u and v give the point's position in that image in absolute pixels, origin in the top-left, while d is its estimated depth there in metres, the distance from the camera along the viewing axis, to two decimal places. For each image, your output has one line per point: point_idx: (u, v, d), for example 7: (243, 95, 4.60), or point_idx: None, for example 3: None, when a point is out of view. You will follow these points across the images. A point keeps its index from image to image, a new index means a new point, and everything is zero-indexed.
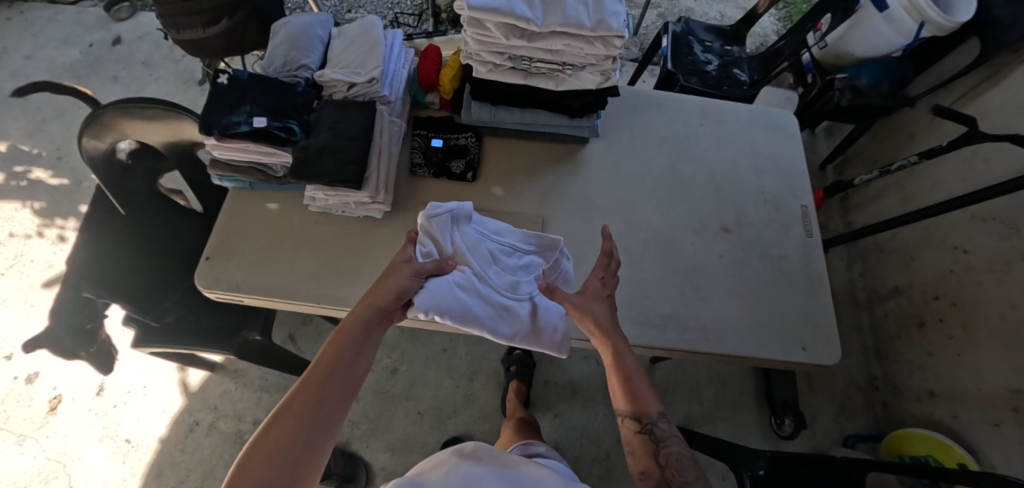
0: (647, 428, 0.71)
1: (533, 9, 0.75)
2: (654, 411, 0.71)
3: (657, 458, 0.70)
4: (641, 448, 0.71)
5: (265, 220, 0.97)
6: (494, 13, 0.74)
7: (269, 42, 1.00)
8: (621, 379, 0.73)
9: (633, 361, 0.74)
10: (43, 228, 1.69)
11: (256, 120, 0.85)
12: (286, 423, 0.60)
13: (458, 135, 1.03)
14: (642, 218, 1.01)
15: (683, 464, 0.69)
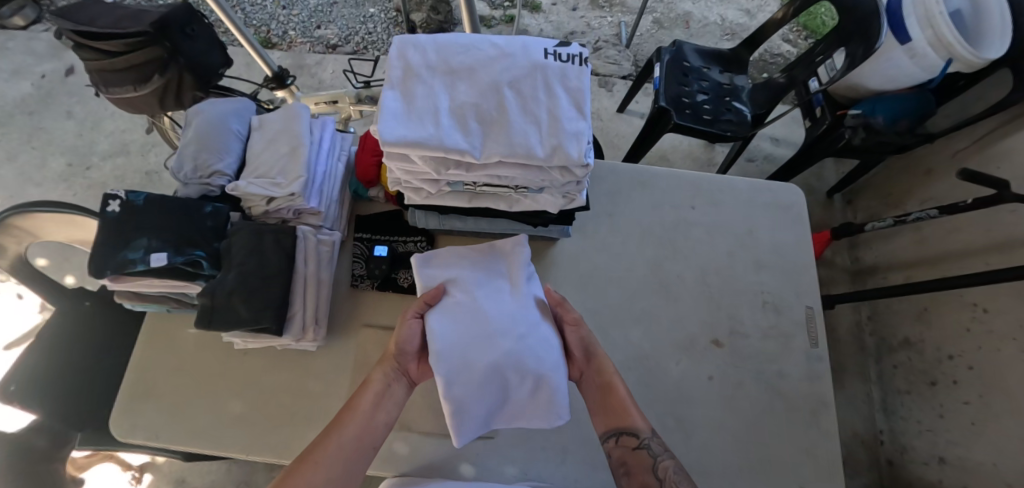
0: (641, 443, 0.72)
1: (469, 136, 0.60)
2: (642, 426, 0.73)
3: (656, 475, 0.70)
4: (639, 464, 0.71)
5: (186, 351, 0.85)
6: (417, 146, 0.59)
7: (180, 138, 0.86)
8: (610, 396, 0.75)
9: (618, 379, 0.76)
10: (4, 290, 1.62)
11: (154, 257, 0.72)
12: (309, 474, 0.65)
13: (406, 239, 0.90)
14: (620, 335, 0.88)
15: (680, 478, 0.69)
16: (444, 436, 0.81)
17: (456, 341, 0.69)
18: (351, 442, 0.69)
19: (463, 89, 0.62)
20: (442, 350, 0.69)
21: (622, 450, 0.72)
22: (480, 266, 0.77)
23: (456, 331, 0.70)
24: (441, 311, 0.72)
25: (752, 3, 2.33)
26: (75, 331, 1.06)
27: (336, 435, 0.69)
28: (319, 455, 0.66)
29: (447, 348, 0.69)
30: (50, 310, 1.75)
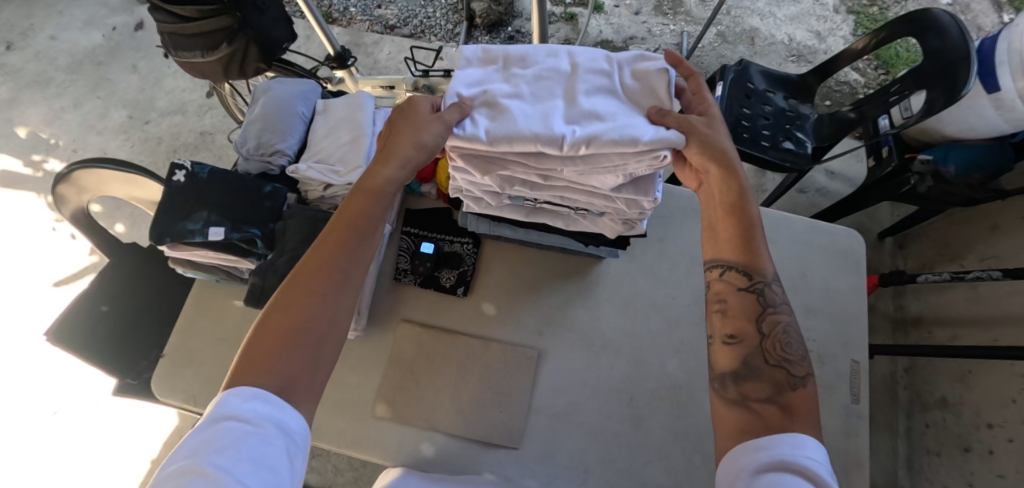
0: (756, 286, 0.67)
1: (513, 92, 0.62)
2: (770, 269, 0.68)
3: (759, 326, 0.66)
4: (742, 309, 0.67)
5: (228, 324, 0.87)
6: (515, 138, 0.58)
7: (246, 115, 0.88)
8: (736, 219, 0.69)
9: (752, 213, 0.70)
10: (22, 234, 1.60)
11: (212, 231, 0.74)
12: (304, 298, 0.62)
13: (453, 239, 0.91)
14: (656, 363, 0.87)
15: (790, 337, 0.66)
16: (469, 440, 0.81)
17: (612, 107, 0.60)
18: (351, 255, 0.65)
19: (479, 92, 0.62)
20: (629, 122, 0.58)
21: (729, 290, 0.68)
22: (511, 85, 0.63)
23: (596, 105, 0.60)
24: (599, 117, 0.59)
25: (824, 25, 2.23)
26: (125, 283, 1.10)
27: (334, 255, 0.64)
28: (322, 285, 0.62)
29: (623, 115, 0.59)
30: (100, 255, 1.83)
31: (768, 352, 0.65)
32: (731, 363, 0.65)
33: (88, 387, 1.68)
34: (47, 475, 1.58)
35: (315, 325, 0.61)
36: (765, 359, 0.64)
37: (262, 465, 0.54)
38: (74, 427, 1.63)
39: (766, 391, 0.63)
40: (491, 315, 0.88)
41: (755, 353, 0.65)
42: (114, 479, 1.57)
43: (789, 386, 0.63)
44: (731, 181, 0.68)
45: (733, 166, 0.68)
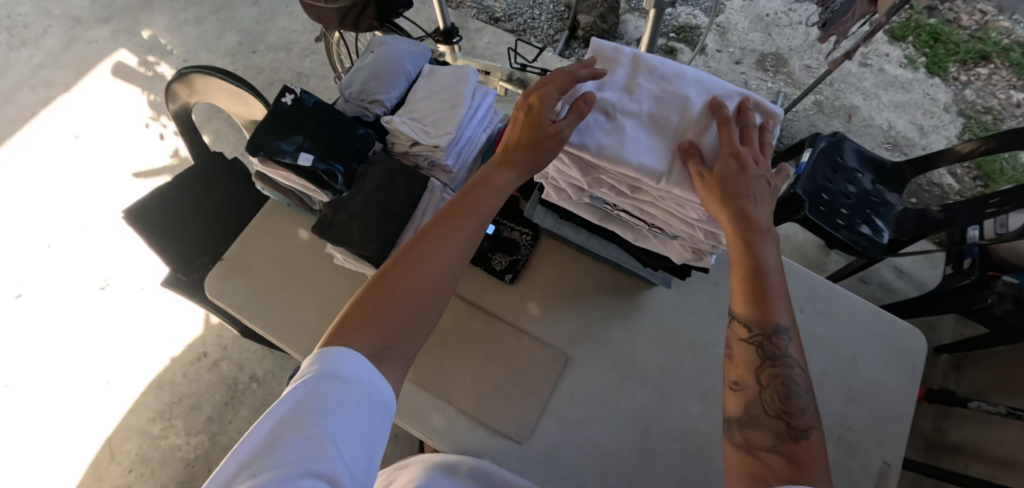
0: (759, 338, 0.62)
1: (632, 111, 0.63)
2: (784, 322, 0.61)
3: (758, 376, 0.62)
4: (742, 358, 0.63)
5: (288, 247, 0.91)
6: (621, 163, 0.61)
7: (357, 61, 0.92)
8: (745, 276, 0.63)
9: (772, 264, 0.63)
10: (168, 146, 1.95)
11: (303, 156, 0.78)
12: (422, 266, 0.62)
13: (515, 227, 0.93)
14: (679, 404, 0.85)
15: (788, 391, 0.60)
16: (477, 424, 0.82)
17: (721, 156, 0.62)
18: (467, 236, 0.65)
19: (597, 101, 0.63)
20: None
21: (731, 337, 0.65)
22: (631, 102, 0.63)
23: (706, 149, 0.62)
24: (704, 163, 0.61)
25: (929, 121, 2.14)
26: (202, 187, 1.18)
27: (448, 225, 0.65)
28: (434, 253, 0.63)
29: None
30: (179, 159, 1.96)
31: (767, 401, 0.60)
32: (737, 410, 0.62)
33: (137, 273, 1.80)
34: (86, 340, 1.72)
35: (426, 282, 0.62)
36: (765, 407, 0.60)
37: (359, 435, 0.54)
38: (116, 303, 1.76)
39: (771, 440, 0.58)
40: (530, 309, 0.89)
41: (755, 402, 0.61)
42: (136, 360, 1.68)
43: (792, 438, 0.58)
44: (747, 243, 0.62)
45: (750, 230, 0.62)
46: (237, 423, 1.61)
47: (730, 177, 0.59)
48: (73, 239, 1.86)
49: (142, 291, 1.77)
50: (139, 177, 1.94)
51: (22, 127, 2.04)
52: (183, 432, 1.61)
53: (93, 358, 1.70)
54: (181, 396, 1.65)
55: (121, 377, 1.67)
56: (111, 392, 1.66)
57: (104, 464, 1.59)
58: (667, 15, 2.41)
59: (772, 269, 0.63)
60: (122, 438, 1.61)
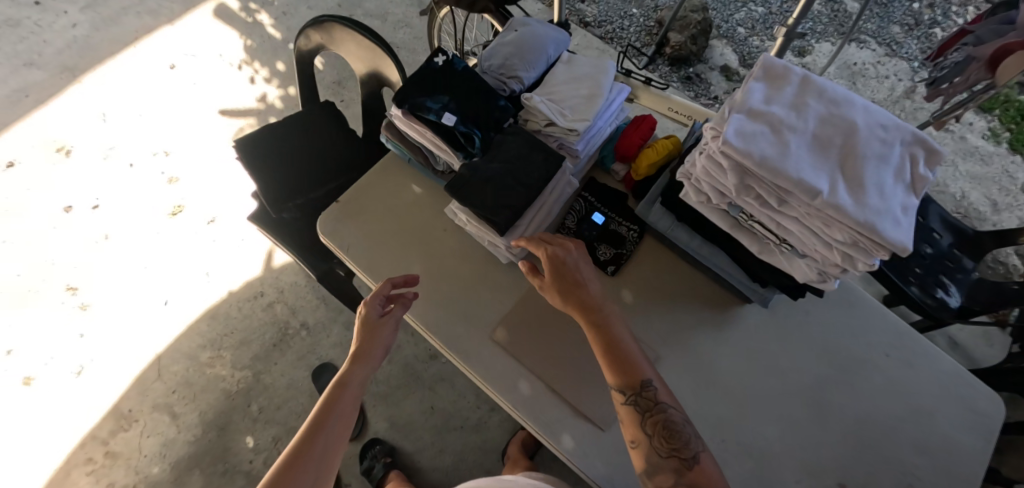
0: (634, 397, 0.74)
1: (800, 125, 0.65)
2: (647, 376, 0.75)
3: (644, 428, 0.73)
4: (628, 419, 0.75)
5: (403, 199, 0.93)
6: (782, 173, 0.62)
7: (499, 35, 0.95)
8: (605, 349, 0.77)
9: (622, 330, 0.78)
10: (258, 98, 2.04)
11: (446, 116, 0.81)
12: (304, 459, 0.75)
13: (623, 222, 0.95)
14: (752, 422, 0.89)
15: (670, 431, 0.72)
16: (563, 402, 0.83)
17: (880, 181, 0.63)
18: (333, 432, 0.78)
19: (764, 111, 0.66)
20: (883, 207, 0.62)
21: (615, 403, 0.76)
22: (798, 117, 0.65)
23: (866, 173, 0.63)
24: (862, 186, 0.62)
25: (1004, 198, 2.11)
26: (305, 129, 1.26)
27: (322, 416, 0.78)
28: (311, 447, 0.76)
29: (885, 196, 0.62)
30: (265, 105, 2.03)
31: (659, 448, 0.72)
32: (641, 464, 0.73)
33: (209, 200, 1.87)
34: (152, 258, 1.79)
35: (307, 475, 0.74)
36: (660, 453, 0.72)
37: None
38: (184, 227, 1.83)
39: (671, 478, 0.70)
40: (626, 301, 0.92)
41: (650, 452, 0.73)
42: (194, 285, 1.75)
43: (687, 469, 0.70)
44: (600, 327, 0.77)
45: (599, 314, 0.78)
46: (281, 366, 1.65)
47: (559, 270, 0.79)
48: (155, 162, 1.94)
49: (211, 222, 1.83)
50: (225, 113, 2.01)
51: (125, 50, 2.16)
52: (229, 365, 1.66)
53: (155, 278, 1.77)
54: (232, 330, 1.70)
55: (179, 299, 1.73)
56: (167, 312, 1.72)
57: (149, 381, 1.65)
58: (754, 48, 2.42)
59: (625, 333, 0.78)
60: (171, 359, 1.67)
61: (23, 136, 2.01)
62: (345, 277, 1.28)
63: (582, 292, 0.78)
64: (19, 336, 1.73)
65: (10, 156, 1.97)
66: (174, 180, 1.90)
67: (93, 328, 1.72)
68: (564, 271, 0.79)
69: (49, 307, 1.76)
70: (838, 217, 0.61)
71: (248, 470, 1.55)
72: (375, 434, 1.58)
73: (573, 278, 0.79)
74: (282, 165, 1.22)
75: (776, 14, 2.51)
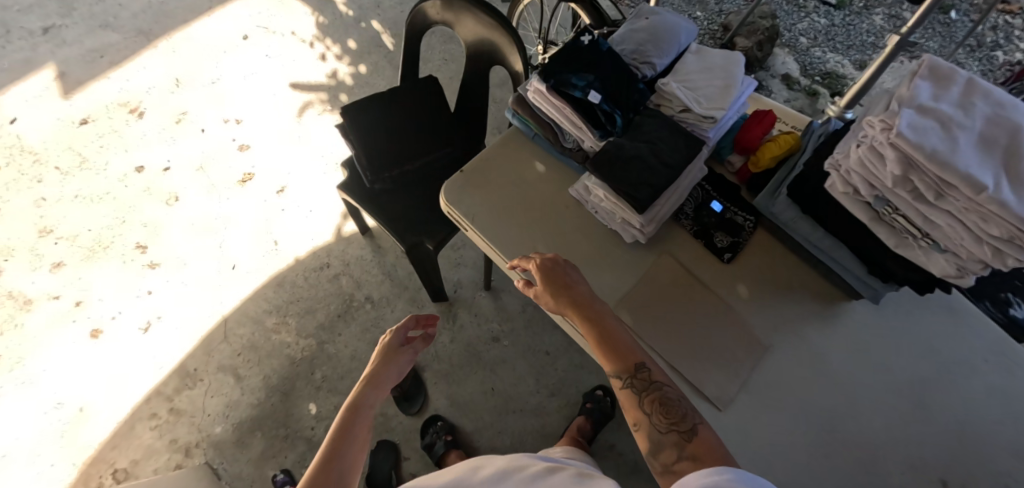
0: (630, 380, 0.76)
1: (967, 123, 0.67)
2: (639, 359, 0.77)
3: (643, 407, 0.75)
4: (627, 403, 0.76)
5: (527, 175, 0.97)
6: (947, 165, 0.65)
7: (631, 21, 0.97)
8: (596, 341, 0.80)
9: (612, 322, 0.81)
10: (329, 73, 2.08)
11: (592, 93, 0.83)
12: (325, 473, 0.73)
13: (740, 211, 0.98)
14: (855, 415, 0.88)
15: (667, 406, 0.74)
16: (684, 381, 0.88)
17: None
18: (353, 443, 0.77)
19: (931, 107, 0.69)
20: None
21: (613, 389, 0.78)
22: (965, 115, 0.68)
23: None
24: None
25: None
26: (407, 102, 1.27)
27: (341, 431, 0.78)
28: (330, 458, 0.74)
29: None
30: (335, 80, 2.06)
31: (658, 423, 0.73)
32: (646, 445, 0.73)
33: (279, 170, 1.90)
34: (222, 222, 1.83)
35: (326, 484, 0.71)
36: (660, 429, 0.73)
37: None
38: (253, 195, 1.87)
39: (676, 453, 0.70)
40: (740, 290, 0.95)
41: (652, 429, 0.73)
42: (260, 251, 1.77)
43: (687, 441, 0.70)
44: (589, 320, 0.81)
45: (588, 309, 0.82)
46: (345, 337, 1.67)
47: (552, 274, 0.84)
48: (226, 129, 1.98)
49: (279, 191, 1.86)
50: (296, 86, 2.05)
51: (199, 19, 2.20)
52: (294, 332, 1.68)
53: (223, 242, 1.80)
54: (296, 299, 1.72)
55: (247, 264, 1.76)
56: (234, 276, 1.75)
57: (214, 342, 1.67)
58: (815, 59, 2.44)
59: (615, 324, 0.82)
60: (236, 323, 1.69)
61: (98, 95, 2.06)
62: (432, 251, 1.30)
63: (571, 291, 0.83)
64: (88, 289, 1.76)
65: (86, 114, 2.03)
66: (245, 148, 1.94)
67: (159, 287, 1.75)
68: (552, 275, 0.84)
69: (118, 262, 1.79)
70: (1000, 211, 0.63)
71: (309, 436, 1.57)
72: (436, 410, 1.60)
73: (562, 281, 0.84)
74: (383, 139, 1.25)
75: (838, 26, 2.53)
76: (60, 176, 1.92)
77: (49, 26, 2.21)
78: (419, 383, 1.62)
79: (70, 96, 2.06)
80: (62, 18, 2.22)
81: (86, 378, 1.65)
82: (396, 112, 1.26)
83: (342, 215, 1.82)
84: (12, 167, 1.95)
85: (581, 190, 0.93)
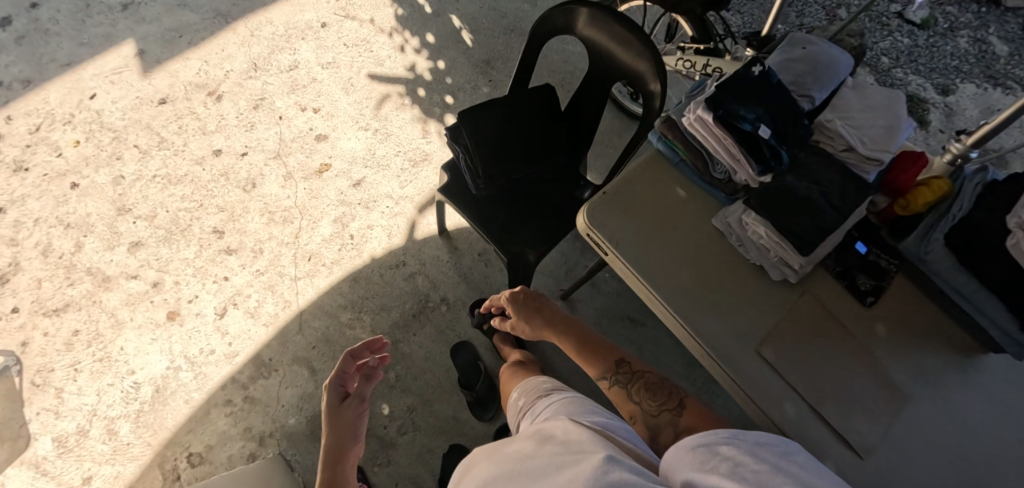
0: (615, 377, 1.02)
1: None
2: (618, 356, 1.05)
3: (632, 396, 0.99)
4: (619, 397, 1.01)
5: (669, 200, 0.96)
6: None
7: (788, 49, 0.95)
8: (578, 350, 1.11)
9: (585, 328, 1.15)
10: (408, 67, 2.06)
11: (762, 128, 0.82)
12: None
13: (883, 254, 0.95)
14: (1001, 472, 0.83)
15: (650, 387, 0.98)
16: (827, 424, 0.85)
17: None
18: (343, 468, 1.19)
19: None
20: None
21: (608, 390, 1.03)
22: None
23: None
24: None
25: None
26: (520, 112, 1.27)
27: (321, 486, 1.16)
28: None
29: None
30: (413, 74, 2.05)
31: (649, 405, 0.95)
32: (644, 430, 0.95)
33: (355, 162, 1.89)
34: (298, 211, 1.82)
35: None
36: (650, 408, 0.95)
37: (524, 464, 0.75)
38: (329, 186, 1.86)
39: (670, 421, 0.92)
40: (879, 334, 0.92)
41: (643, 410, 0.96)
42: (337, 245, 1.77)
43: (677, 413, 0.92)
44: (567, 332, 1.15)
45: (569, 324, 1.17)
46: (420, 338, 1.67)
47: (532, 303, 1.23)
48: (302, 117, 1.98)
49: (356, 184, 1.86)
50: (374, 78, 2.04)
51: (278, 3, 2.20)
52: (369, 328, 1.68)
53: (298, 233, 1.79)
54: (371, 296, 1.71)
55: (323, 256, 1.76)
56: (310, 268, 1.75)
57: (290, 333, 1.68)
58: (897, 80, 2.39)
59: (587, 333, 1.14)
60: (311, 315, 1.70)
61: (176, 75, 2.07)
62: (531, 262, 1.27)
63: (552, 310, 1.21)
64: (164, 270, 1.77)
65: (163, 94, 2.03)
66: (323, 138, 1.93)
67: (233, 273, 1.76)
68: (528, 306, 1.22)
69: (194, 245, 1.79)
70: None
71: (381, 435, 1.56)
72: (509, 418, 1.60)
73: (539, 306, 1.21)
74: (495, 145, 1.25)
75: (922, 47, 2.46)
76: (139, 155, 1.93)
77: (128, 2, 2.21)
78: (494, 391, 1.61)
79: (148, 75, 2.07)
80: None
81: (162, 359, 1.67)
82: (509, 120, 1.26)
83: (419, 214, 1.81)
84: (91, 142, 1.97)
85: (729, 221, 0.92)
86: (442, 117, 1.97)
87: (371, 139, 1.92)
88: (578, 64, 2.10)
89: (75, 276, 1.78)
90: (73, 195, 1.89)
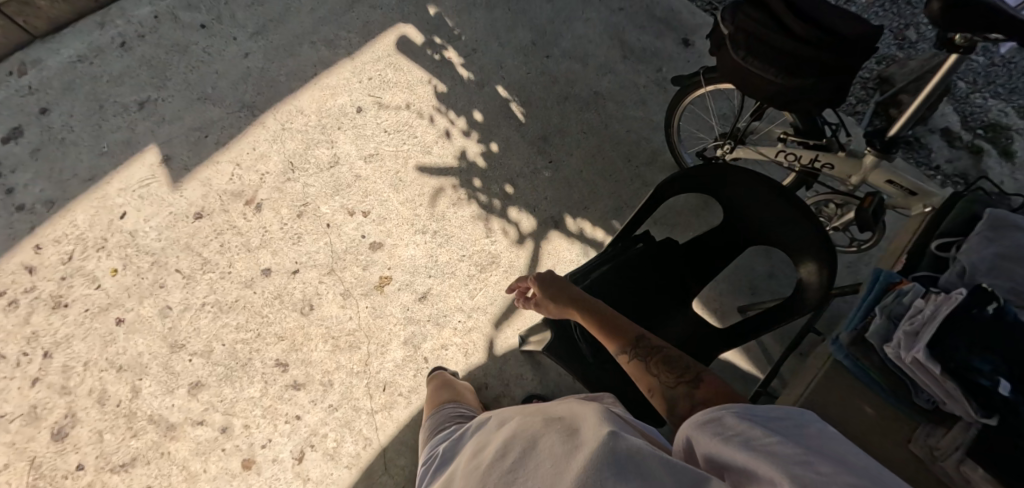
0: (634, 350, 0.92)
1: None
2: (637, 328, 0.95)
3: (651, 370, 0.88)
4: (637, 371, 0.90)
5: (861, 427, 0.88)
6: None
7: (991, 240, 0.89)
8: (598, 326, 1.00)
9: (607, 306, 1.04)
10: (458, 153, 1.91)
11: (1003, 383, 0.73)
12: None
13: None
14: None
15: (671, 361, 0.88)
16: None
17: None
18: None
19: None
20: None
21: (626, 365, 0.93)
22: None
23: None
24: None
25: None
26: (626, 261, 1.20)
27: None
28: None
29: None
30: (465, 161, 1.89)
31: (668, 378, 0.86)
32: (661, 406, 0.86)
33: (418, 272, 1.76)
34: (364, 335, 1.71)
35: None
36: (671, 382, 0.86)
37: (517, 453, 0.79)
38: (394, 304, 1.73)
39: (689, 400, 0.82)
40: None
41: (662, 384, 0.86)
42: (413, 370, 1.67)
43: (694, 387, 0.83)
44: (587, 308, 1.03)
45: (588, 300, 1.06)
46: None
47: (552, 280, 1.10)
48: (352, 223, 1.83)
49: (422, 299, 1.73)
50: (422, 170, 1.89)
51: (305, 86, 2.03)
52: None
53: (369, 360, 1.68)
54: None
55: (399, 385, 1.66)
56: (387, 399, 1.65)
57: (376, 474, 1.58)
58: (976, 107, 2.22)
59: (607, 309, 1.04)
60: (396, 452, 1.60)
61: (208, 183, 1.91)
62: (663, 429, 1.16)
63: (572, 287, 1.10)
64: (231, 413, 1.66)
65: (198, 207, 1.88)
66: (377, 246, 1.79)
67: (306, 411, 1.65)
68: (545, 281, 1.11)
69: (258, 383, 1.68)
70: None
71: None
72: None
73: (560, 283, 1.10)
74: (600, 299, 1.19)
75: (1000, 65, 2.28)
76: (183, 282, 1.80)
77: (144, 99, 2.03)
78: None
79: (179, 186, 1.91)
80: (156, 88, 2.05)
81: None
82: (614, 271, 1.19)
83: (494, 327, 1.70)
84: (130, 270, 1.82)
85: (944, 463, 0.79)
86: (504, 210, 1.82)
87: (430, 243, 1.79)
88: (641, 133, 1.93)
89: (137, 426, 1.66)
90: (120, 332, 1.75)
